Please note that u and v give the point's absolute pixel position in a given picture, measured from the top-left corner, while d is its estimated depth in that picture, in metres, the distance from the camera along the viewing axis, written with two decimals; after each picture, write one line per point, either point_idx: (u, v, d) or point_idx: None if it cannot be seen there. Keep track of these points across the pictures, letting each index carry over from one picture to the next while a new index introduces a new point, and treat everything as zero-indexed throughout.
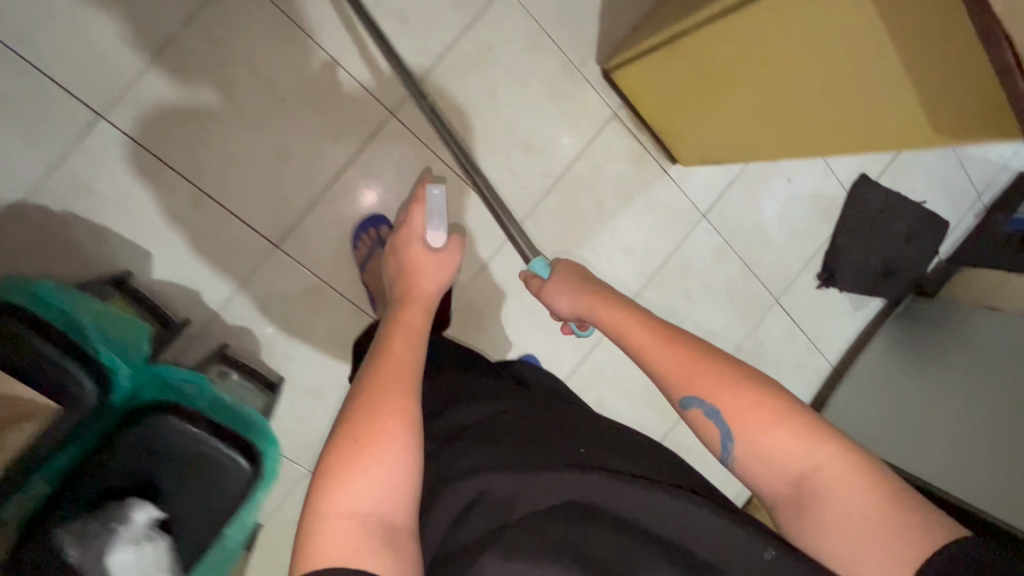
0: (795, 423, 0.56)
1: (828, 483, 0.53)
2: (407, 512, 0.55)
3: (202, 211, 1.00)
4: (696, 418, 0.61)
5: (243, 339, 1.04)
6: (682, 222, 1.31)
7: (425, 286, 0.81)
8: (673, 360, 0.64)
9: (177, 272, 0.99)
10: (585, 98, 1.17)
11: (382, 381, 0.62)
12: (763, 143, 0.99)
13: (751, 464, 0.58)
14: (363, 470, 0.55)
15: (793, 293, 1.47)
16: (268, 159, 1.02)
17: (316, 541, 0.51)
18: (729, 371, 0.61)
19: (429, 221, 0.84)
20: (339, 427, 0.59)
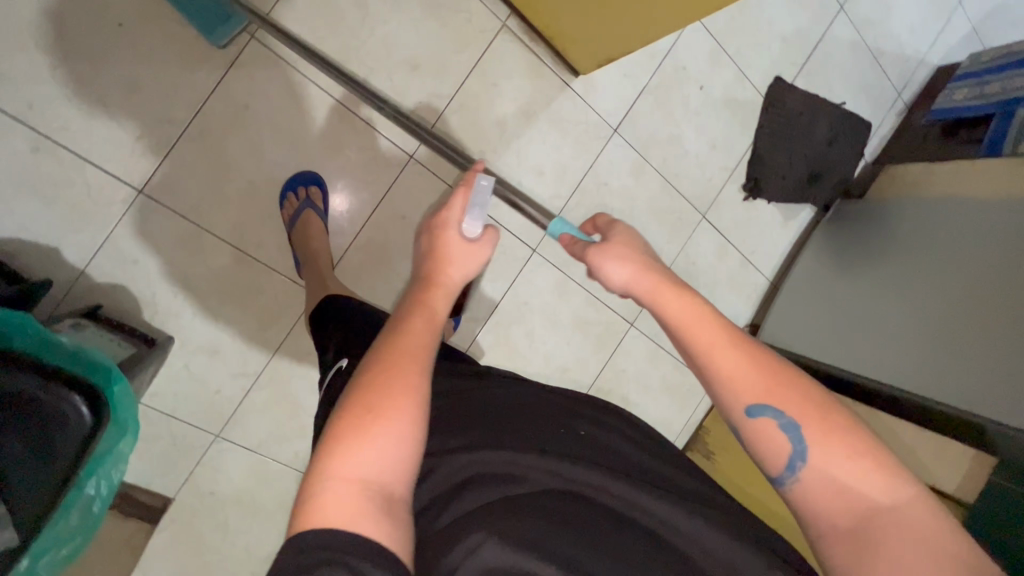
0: (874, 458, 0.54)
1: (899, 526, 0.50)
2: (408, 488, 0.51)
3: (44, 157, 0.90)
4: (764, 428, 0.58)
5: (118, 295, 0.96)
6: (594, 139, 1.25)
7: (451, 271, 0.70)
8: (753, 368, 0.59)
9: (29, 227, 0.91)
10: (471, 9, 1.10)
11: (401, 352, 0.57)
12: (657, 17, 0.95)
13: (812, 486, 0.55)
14: (372, 439, 0.50)
15: (720, 207, 1.43)
16: (114, 93, 0.91)
17: (315, 504, 0.47)
18: (815, 392, 0.58)
19: (469, 208, 0.73)
20: (350, 390, 0.54)
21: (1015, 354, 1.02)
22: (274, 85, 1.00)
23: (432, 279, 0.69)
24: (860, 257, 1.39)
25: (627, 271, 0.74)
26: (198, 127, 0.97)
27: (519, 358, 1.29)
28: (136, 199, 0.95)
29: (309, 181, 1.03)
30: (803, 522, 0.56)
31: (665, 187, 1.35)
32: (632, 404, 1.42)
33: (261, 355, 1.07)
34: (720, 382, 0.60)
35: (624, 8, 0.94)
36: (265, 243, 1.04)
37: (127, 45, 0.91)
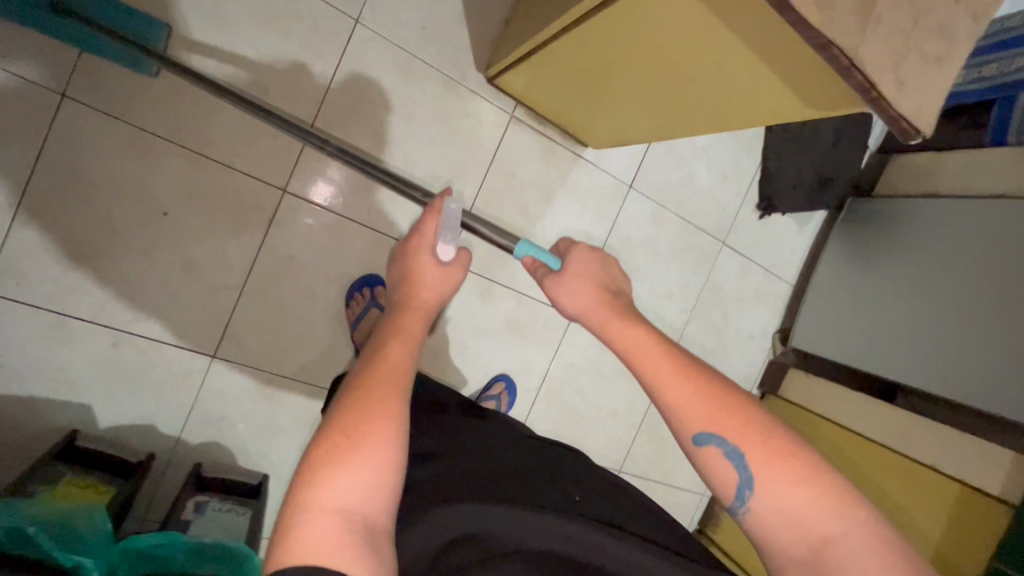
0: (822, 484, 0.56)
1: (844, 555, 0.53)
2: (388, 516, 0.55)
3: (125, 348, 0.96)
4: (710, 456, 0.60)
5: (215, 451, 1.04)
6: (611, 199, 1.29)
7: (424, 295, 0.78)
8: (698, 395, 0.63)
9: (125, 413, 0.98)
10: (477, 111, 1.12)
11: (379, 381, 0.63)
12: (651, 128, 0.99)
13: (762, 514, 0.57)
14: (352, 466, 0.55)
15: (739, 230, 1.47)
16: (172, 275, 0.97)
17: (297, 534, 0.50)
18: (762, 419, 0.61)
19: (442, 234, 0.83)
20: (329, 422, 0.59)
21: None
22: (312, 231, 1.04)
23: (408, 309, 0.75)
24: (876, 256, 1.43)
25: (582, 298, 0.81)
26: (250, 286, 1.02)
27: (574, 413, 1.38)
28: (210, 364, 1.02)
29: (372, 282, 1.09)
30: (762, 550, 0.58)
31: (683, 226, 1.39)
32: None
33: None
34: (671, 406, 0.64)
35: (624, 114, 0.98)
36: (331, 373, 1.11)
37: (174, 229, 0.96)
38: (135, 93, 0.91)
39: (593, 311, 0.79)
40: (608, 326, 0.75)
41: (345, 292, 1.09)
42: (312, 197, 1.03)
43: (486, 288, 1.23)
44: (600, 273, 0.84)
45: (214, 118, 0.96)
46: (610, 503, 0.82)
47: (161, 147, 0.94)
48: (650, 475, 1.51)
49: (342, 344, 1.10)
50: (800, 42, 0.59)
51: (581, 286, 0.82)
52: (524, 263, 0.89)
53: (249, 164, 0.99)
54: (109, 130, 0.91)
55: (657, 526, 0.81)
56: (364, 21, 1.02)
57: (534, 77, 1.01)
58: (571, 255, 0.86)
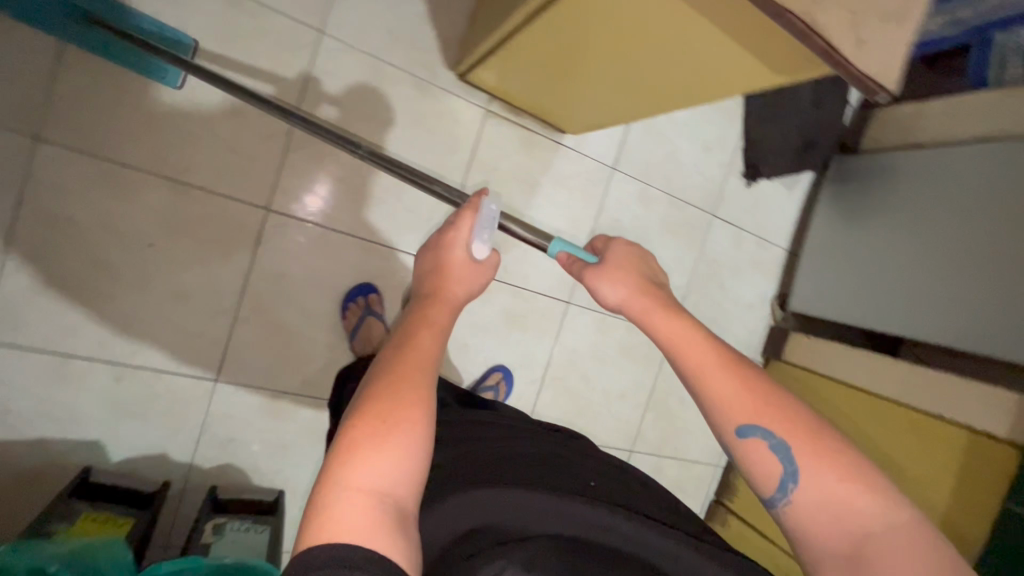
0: (864, 479, 0.56)
1: (886, 547, 0.52)
2: (414, 499, 0.56)
3: (128, 382, 0.97)
4: (753, 447, 0.59)
5: (229, 473, 1.06)
6: (596, 183, 1.28)
7: (455, 288, 0.74)
8: (743, 389, 0.61)
9: (136, 444, 0.99)
10: (452, 109, 1.12)
11: (408, 367, 0.63)
12: (627, 109, 0.99)
13: (802, 505, 0.57)
14: (382, 450, 0.56)
15: (727, 200, 1.47)
16: (167, 304, 0.98)
17: (330, 512, 0.51)
18: (809, 418, 0.60)
19: (477, 232, 0.76)
20: (358, 405, 0.59)
21: None
22: (299, 247, 1.04)
23: (435, 302, 0.72)
24: (867, 213, 1.43)
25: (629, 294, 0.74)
26: (245, 307, 1.02)
27: (581, 398, 1.39)
28: (214, 389, 1.03)
29: (365, 291, 1.09)
30: (800, 538, 0.57)
31: (671, 201, 1.39)
32: (687, 401, 1.53)
33: None
34: (713, 394, 0.62)
35: (599, 98, 0.98)
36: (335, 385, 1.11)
37: (163, 259, 0.96)
38: (109, 128, 0.91)
39: (635, 303, 0.72)
40: (646, 320, 0.70)
41: (340, 304, 1.09)
42: (295, 213, 1.03)
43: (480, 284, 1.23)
44: (645, 268, 0.77)
45: (190, 144, 0.96)
46: (638, 497, 0.82)
47: (140, 178, 0.94)
48: (662, 451, 1.52)
49: (343, 356, 1.11)
50: (760, 12, 0.59)
51: (619, 287, 0.74)
52: (559, 260, 0.82)
53: (230, 187, 0.99)
54: (87, 167, 0.91)
55: (684, 519, 0.82)
56: (328, 30, 1.01)
57: (504, 71, 1.01)
58: (609, 251, 0.79)
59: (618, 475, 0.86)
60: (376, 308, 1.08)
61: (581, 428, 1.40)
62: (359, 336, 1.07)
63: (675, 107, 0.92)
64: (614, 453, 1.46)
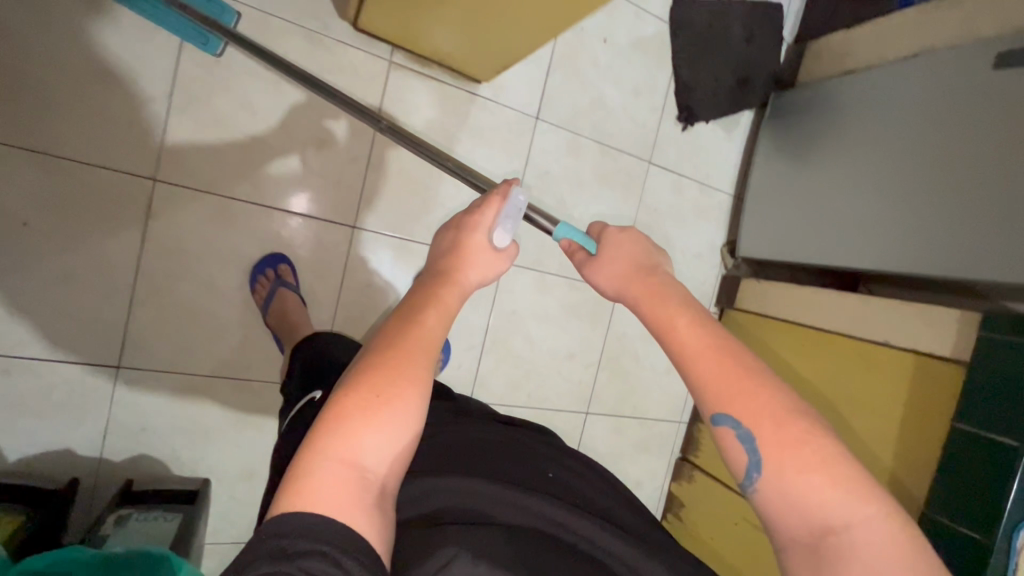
0: (835, 470, 0.48)
1: (856, 547, 0.46)
2: (395, 480, 0.52)
3: (17, 374, 0.91)
4: (724, 439, 0.51)
5: (144, 464, 1.00)
6: (520, 134, 1.23)
7: (470, 273, 0.63)
8: (729, 371, 0.53)
9: (35, 441, 0.93)
10: (350, 62, 1.06)
11: (419, 337, 0.55)
12: (529, 35, 0.94)
13: (771, 501, 0.49)
14: (377, 423, 0.50)
15: (663, 146, 1.42)
16: (53, 288, 0.91)
17: (311, 479, 0.46)
18: (778, 402, 0.51)
19: (502, 219, 0.64)
20: (360, 368, 0.53)
21: (975, 209, 1.05)
22: (195, 219, 0.98)
23: (454, 274, 0.62)
24: (809, 150, 1.38)
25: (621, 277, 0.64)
26: (143, 287, 0.96)
27: (526, 361, 1.34)
28: (117, 375, 0.96)
29: (275, 261, 1.03)
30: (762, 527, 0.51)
31: (603, 151, 1.34)
32: (642, 357, 1.48)
33: None
34: (699, 377, 0.53)
35: (498, 29, 0.93)
36: (253, 363, 1.06)
37: (42, 241, 0.90)
38: None
39: (634, 293, 0.62)
40: (647, 309, 0.60)
41: (249, 277, 1.03)
42: (185, 183, 0.97)
43: (405, 248, 1.15)
44: (645, 251, 0.65)
45: (59, 114, 0.89)
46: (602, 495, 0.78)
47: (6, 154, 0.87)
48: (620, 410, 1.48)
49: (259, 332, 1.05)
50: None
51: (615, 272, 0.65)
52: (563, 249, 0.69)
53: (111, 159, 0.92)
54: None
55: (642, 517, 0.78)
56: None
57: (395, 13, 0.95)
58: (603, 240, 0.67)
59: (586, 471, 0.83)
60: (287, 278, 1.02)
61: (531, 393, 1.36)
62: (270, 309, 1.00)
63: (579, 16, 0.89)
64: (569, 416, 1.41)
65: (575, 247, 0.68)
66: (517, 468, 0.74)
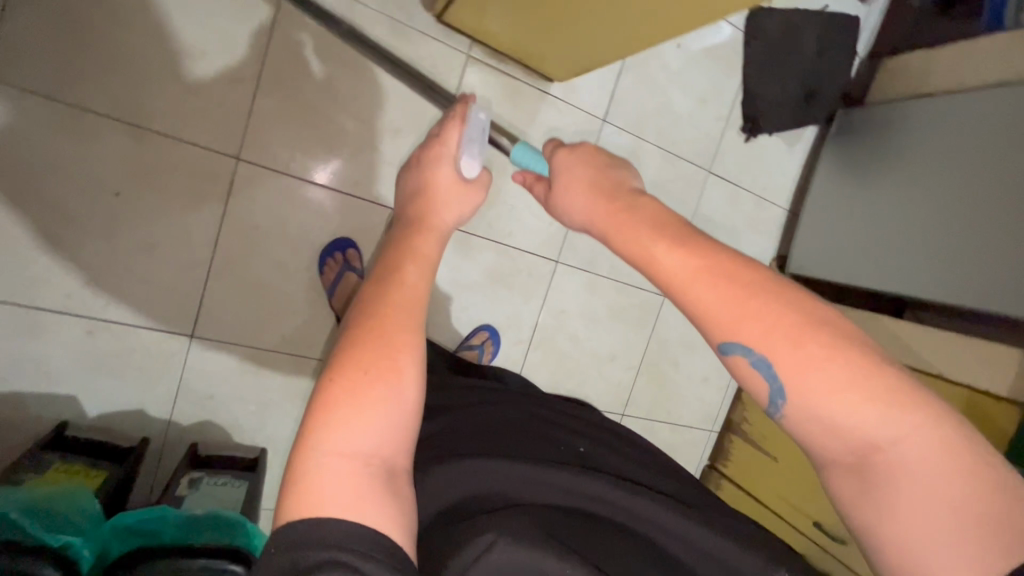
0: (871, 383, 0.42)
1: (902, 466, 0.41)
2: (403, 458, 0.55)
3: (99, 336, 0.95)
4: (739, 367, 0.46)
5: (208, 429, 1.05)
6: (586, 135, 1.23)
7: (444, 216, 0.70)
8: (723, 293, 0.47)
9: (112, 401, 0.98)
10: (429, 53, 1.06)
11: (386, 312, 0.60)
12: (615, 42, 0.93)
13: (800, 423, 0.45)
14: (364, 409, 0.53)
15: (724, 155, 1.41)
16: (136, 257, 0.95)
17: (312, 478, 0.49)
18: (791, 316, 0.45)
19: (467, 149, 0.75)
20: (337, 359, 0.56)
21: None
22: (271, 200, 1.01)
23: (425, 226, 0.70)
24: (872, 172, 1.36)
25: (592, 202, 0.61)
26: (218, 261, 1.00)
27: (569, 359, 1.36)
28: (190, 343, 1.01)
29: (343, 246, 1.06)
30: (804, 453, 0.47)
31: (664, 156, 1.34)
32: (681, 364, 1.50)
33: None
34: (694, 308, 0.49)
35: (585, 33, 0.92)
36: (314, 341, 1.09)
37: (129, 210, 0.93)
38: (66, 70, 0.87)
39: (603, 222, 0.59)
40: (622, 242, 0.55)
41: (317, 259, 1.06)
42: (264, 163, 1.00)
43: (467, 242, 1.20)
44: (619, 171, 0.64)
45: (152, 88, 0.92)
46: (609, 453, 0.79)
47: (102, 125, 0.90)
48: (654, 414, 1.50)
49: (323, 312, 1.09)
50: None
51: (575, 194, 0.64)
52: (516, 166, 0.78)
53: (197, 135, 0.95)
54: (41, 110, 0.87)
55: (647, 469, 0.79)
56: None
57: (483, 9, 0.95)
58: (553, 161, 0.68)
59: (611, 441, 0.83)
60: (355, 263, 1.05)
61: (570, 390, 1.38)
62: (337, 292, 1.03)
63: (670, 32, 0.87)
64: (604, 415, 1.44)
65: (529, 177, 0.73)
66: (518, 440, 0.75)
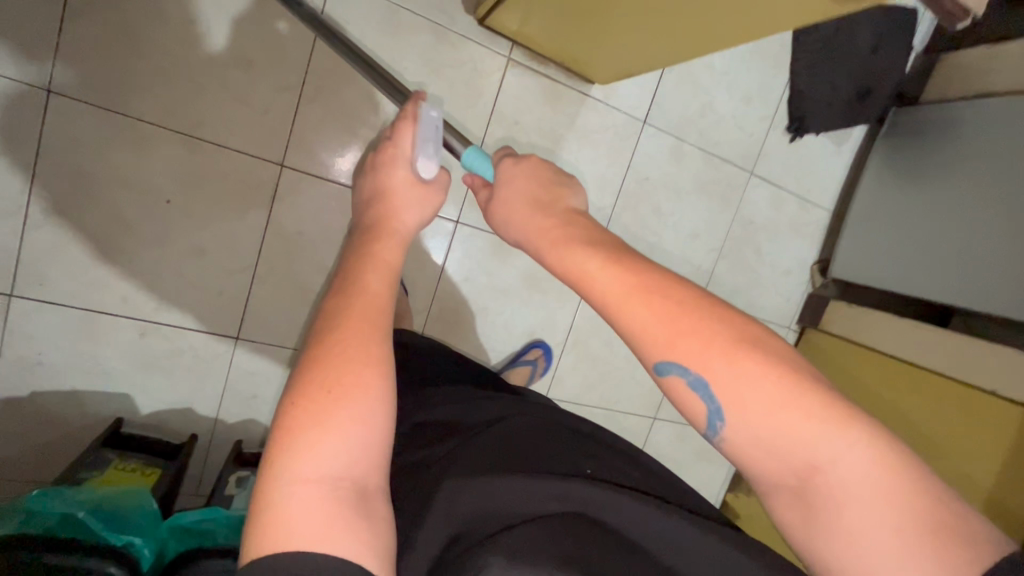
0: (805, 401, 0.42)
1: (840, 484, 0.41)
2: (378, 474, 0.51)
3: (152, 337, 0.99)
4: (677, 390, 0.47)
5: (252, 428, 1.08)
6: (625, 137, 1.21)
7: (405, 215, 0.70)
8: (658, 312, 0.47)
9: (162, 399, 1.02)
10: (470, 56, 1.05)
11: (354, 319, 0.56)
12: (663, 47, 0.91)
13: (742, 448, 0.45)
14: (331, 427, 0.49)
15: (767, 157, 1.37)
16: (185, 261, 0.98)
17: (279, 509, 0.45)
18: (723, 330, 0.46)
19: (421, 147, 0.74)
20: (300, 375, 0.52)
21: None
22: (314, 205, 1.02)
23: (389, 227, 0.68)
24: (925, 175, 1.30)
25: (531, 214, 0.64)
26: (262, 266, 1.02)
27: (601, 363, 1.36)
28: (235, 345, 1.03)
29: None
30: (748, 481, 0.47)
31: (706, 158, 1.30)
32: None
33: None
34: (632, 328, 0.49)
35: (632, 38, 0.90)
36: None
37: (178, 216, 0.96)
38: (119, 81, 0.89)
39: (538, 234, 0.62)
40: (557, 258, 0.57)
41: None
42: (307, 169, 1.01)
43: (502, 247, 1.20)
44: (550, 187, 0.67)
45: (199, 96, 0.93)
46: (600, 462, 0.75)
47: (153, 133, 0.92)
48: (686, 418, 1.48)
49: None
50: None
51: (513, 203, 0.67)
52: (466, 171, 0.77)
53: (243, 142, 0.97)
54: (96, 120, 0.89)
55: (626, 468, 0.76)
56: None
57: (527, 14, 0.94)
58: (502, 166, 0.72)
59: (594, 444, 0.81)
60: None
61: (603, 393, 1.38)
62: None
63: (722, 40, 0.84)
64: (636, 419, 1.43)
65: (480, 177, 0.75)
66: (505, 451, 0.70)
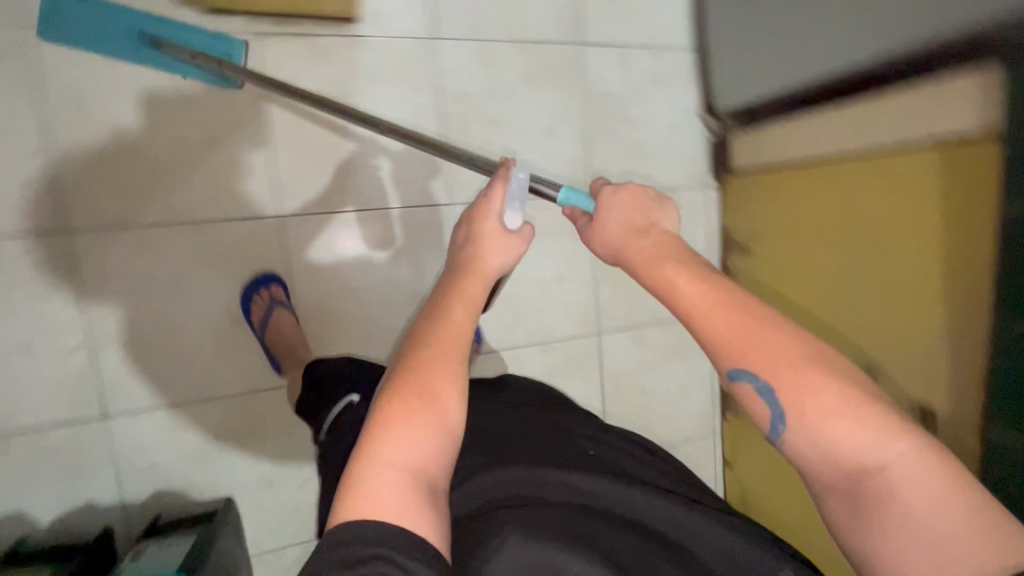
0: (859, 407, 0.49)
1: (895, 482, 0.48)
2: (444, 475, 0.58)
3: (18, 446, 0.96)
4: (743, 393, 0.54)
5: (164, 496, 1.04)
6: (420, 62, 1.12)
7: (489, 259, 0.69)
8: (733, 327, 0.54)
9: (56, 502, 0.99)
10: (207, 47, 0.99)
11: (440, 343, 0.62)
12: None
13: (798, 445, 0.51)
14: (414, 426, 0.57)
15: (591, 20, 1.25)
16: (18, 362, 0.96)
17: (365, 485, 0.53)
18: (793, 350, 0.52)
19: (508, 203, 0.70)
20: (394, 377, 0.61)
21: None
22: (121, 257, 0.99)
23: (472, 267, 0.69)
24: None
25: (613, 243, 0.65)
26: (99, 336, 0.99)
27: (515, 301, 1.26)
28: (106, 423, 1.00)
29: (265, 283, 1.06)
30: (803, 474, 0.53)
31: (523, 51, 1.20)
32: None
33: (306, 455, 1.12)
34: (714, 342, 0.55)
35: None
36: (231, 378, 1.06)
37: None
38: None
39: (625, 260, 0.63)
40: (642, 275, 0.61)
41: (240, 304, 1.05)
42: (99, 223, 0.98)
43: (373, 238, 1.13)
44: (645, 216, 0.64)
45: None
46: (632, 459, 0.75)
47: None
48: (633, 319, 1.37)
49: (227, 345, 1.05)
50: None
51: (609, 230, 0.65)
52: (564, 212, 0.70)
53: (22, 225, 0.94)
54: None
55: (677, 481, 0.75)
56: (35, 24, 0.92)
57: None
58: (602, 200, 0.66)
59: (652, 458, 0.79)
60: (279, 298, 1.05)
61: (530, 328, 1.28)
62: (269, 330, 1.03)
63: None
64: (579, 343, 1.33)
65: (578, 212, 0.70)
66: (545, 445, 0.72)
